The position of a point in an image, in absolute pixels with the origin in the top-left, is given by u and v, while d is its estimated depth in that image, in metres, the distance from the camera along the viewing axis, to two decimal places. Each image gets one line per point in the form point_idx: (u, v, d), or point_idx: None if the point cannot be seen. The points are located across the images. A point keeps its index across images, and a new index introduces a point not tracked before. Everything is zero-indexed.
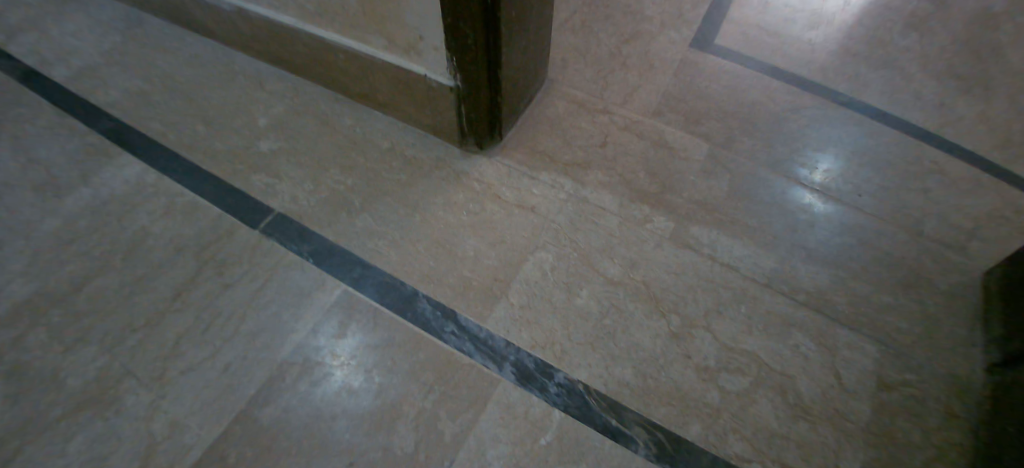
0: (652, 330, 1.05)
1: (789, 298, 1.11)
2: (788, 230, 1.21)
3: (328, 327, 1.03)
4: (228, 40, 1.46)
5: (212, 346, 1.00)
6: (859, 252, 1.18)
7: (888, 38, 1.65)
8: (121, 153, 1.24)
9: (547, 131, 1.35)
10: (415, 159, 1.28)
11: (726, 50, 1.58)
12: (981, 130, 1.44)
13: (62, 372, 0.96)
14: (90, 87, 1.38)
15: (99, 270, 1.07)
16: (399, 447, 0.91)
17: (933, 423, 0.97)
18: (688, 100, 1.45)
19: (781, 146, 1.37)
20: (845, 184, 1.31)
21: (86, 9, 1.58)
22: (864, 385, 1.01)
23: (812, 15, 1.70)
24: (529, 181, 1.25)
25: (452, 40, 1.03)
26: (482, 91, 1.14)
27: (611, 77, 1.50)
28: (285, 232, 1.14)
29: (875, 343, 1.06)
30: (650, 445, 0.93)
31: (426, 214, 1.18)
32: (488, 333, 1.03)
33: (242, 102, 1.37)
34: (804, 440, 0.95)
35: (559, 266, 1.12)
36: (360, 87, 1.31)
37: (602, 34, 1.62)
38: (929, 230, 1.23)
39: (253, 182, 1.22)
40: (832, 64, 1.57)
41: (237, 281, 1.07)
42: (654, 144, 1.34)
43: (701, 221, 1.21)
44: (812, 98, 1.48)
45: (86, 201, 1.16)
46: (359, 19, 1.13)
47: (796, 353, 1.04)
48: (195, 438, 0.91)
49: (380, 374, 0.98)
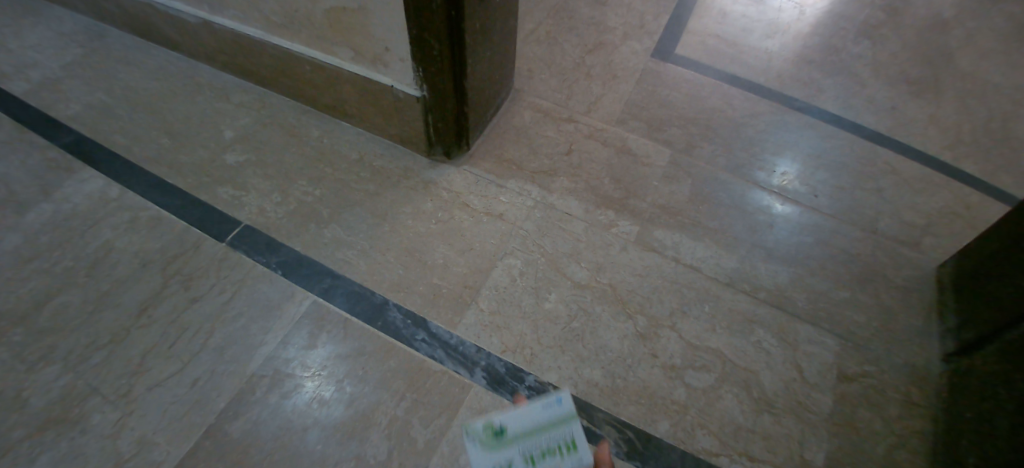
0: (619, 331, 1.08)
1: (751, 296, 1.15)
2: (748, 231, 1.25)
3: (298, 338, 1.03)
4: (193, 52, 1.45)
5: (180, 362, 0.99)
6: (815, 252, 1.23)
7: (841, 45, 1.73)
8: (82, 168, 1.23)
9: (515, 140, 1.38)
10: (383, 169, 1.29)
11: (686, 59, 1.64)
12: (932, 131, 1.52)
13: (24, 392, 0.94)
14: (50, 101, 1.36)
15: (62, 287, 1.06)
16: (373, 455, 0.92)
17: (892, 411, 1.02)
18: (652, 108, 1.50)
19: (742, 151, 1.42)
20: (802, 187, 1.36)
21: (44, 22, 1.55)
22: (825, 378, 1.05)
23: (769, 25, 1.77)
24: (497, 188, 1.27)
25: (418, 52, 1.05)
26: (449, 101, 1.16)
27: (575, 86, 1.54)
28: (253, 244, 1.15)
29: (832, 337, 1.10)
30: (620, 443, 0.96)
31: (396, 223, 1.20)
32: (458, 339, 1.05)
33: (208, 115, 1.36)
34: (769, 433, 0.99)
35: (527, 272, 1.14)
36: (328, 98, 1.32)
37: (566, 45, 1.66)
38: (881, 228, 1.29)
39: (219, 195, 1.22)
40: (788, 71, 1.64)
41: (204, 295, 1.07)
42: (619, 150, 1.38)
43: (664, 224, 1.25)
44: (769, 104, 1.54)
45: (46, 218, 1.15)
46: (324, 30, 1.14)
47: (758, 348, 1.08)
48: (164, 455, 0.90)
49: (351, 384, 0.98)
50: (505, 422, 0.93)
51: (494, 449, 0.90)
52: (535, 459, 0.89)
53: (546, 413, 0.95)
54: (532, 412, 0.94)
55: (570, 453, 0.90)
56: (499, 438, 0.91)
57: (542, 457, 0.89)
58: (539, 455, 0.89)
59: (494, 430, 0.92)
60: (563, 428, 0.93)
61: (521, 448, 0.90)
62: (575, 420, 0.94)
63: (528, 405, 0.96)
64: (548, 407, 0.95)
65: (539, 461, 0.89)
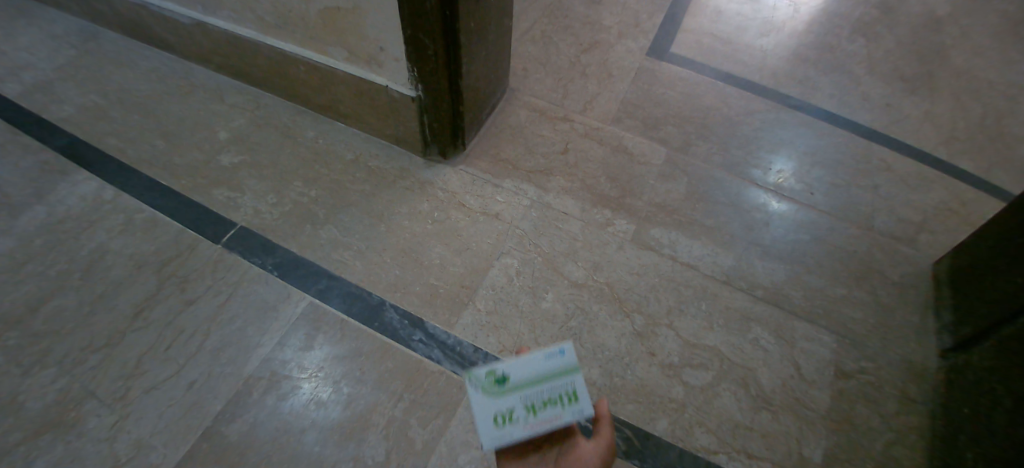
0: (617, 329, 1.08)
1: (747, 294, 1.15)
2: (744, 229, 1.25)
3: (295, 340, 1.03)
4: (187, 53, 1.45)
5: (176, 364, 0.99)
6: (811, 248, 1.23)
7: (835, 42, 1.74)
8: (76, 171, 1.22)
9: (511, 139, 1.38)
10: (379, 170, 1.29)
11: (681, 58, 1.64)
12: (928, 128, 1.52)
13: (19, 396, 0.94)
14: (43, 103, 1.35)
15: (57, 291, 1.05)
16: (371, 456, 0.92)
17: (890, 408, 1.02)
18: (647, 107, 1.50)
19: (737, 149, 1.42)
20: (798, 184, 1.36)
21: (37, 24, 1.55)
22: (822, 375, 1.05)
23: (764, 23, 1.77)
24: (493, 188, 1.27)
25: (413, 52, 1.05)
26: (445, 101, 1.16)
27: (571, 85, 1.54)
28: (249, 246, 1.14)
29: (829, 334, 1.11)
30: (619, 441, 0.96)
31: (393, 224, 1.20)
32: (456, 339, 1.05)
33: (203, 116, 1.36)
34: (767, 431, 0.99)
35: (524, 271, 1.14)
36: (323, 99, 1.32)
37: (561, 44, 1.66)
38: (877, 225, 1.29)
39: (215, 197, 1.21)
40: (783, 69, 1.64)
41: (200, 297, 1.07)
42: (615, 149, 1.38)
43: (661, 223, 1.25)
44: (764, 102, 1.54)
45: (40, 221, 1.14)
46: (318, 30, 1.14)
47: (755, 346, 1.08)
48: (161, 457, 0.90)
49: (349, 385, 0.98)
50: (506, 370, 0.78)
51: (492, 397, 0.76)
52: (536, 410, 0.75)
53: (548, 364, 0.78)
54: (534, 361, 0.79)
55: (571, 405, 0.76)
56: (499, 387, 0.77)
57: (543, 407, 0.76)
58: (540, 404, 0.76)
59: (495, 378, 0.77)
60: (566, 379, 0.77)
61: (522, 397, 0.76)
62: (579, 372, 0.78)
63: (527, 354, 0.80)
64: (550, 358, 0.79)
65: (540, 412, 0.75)
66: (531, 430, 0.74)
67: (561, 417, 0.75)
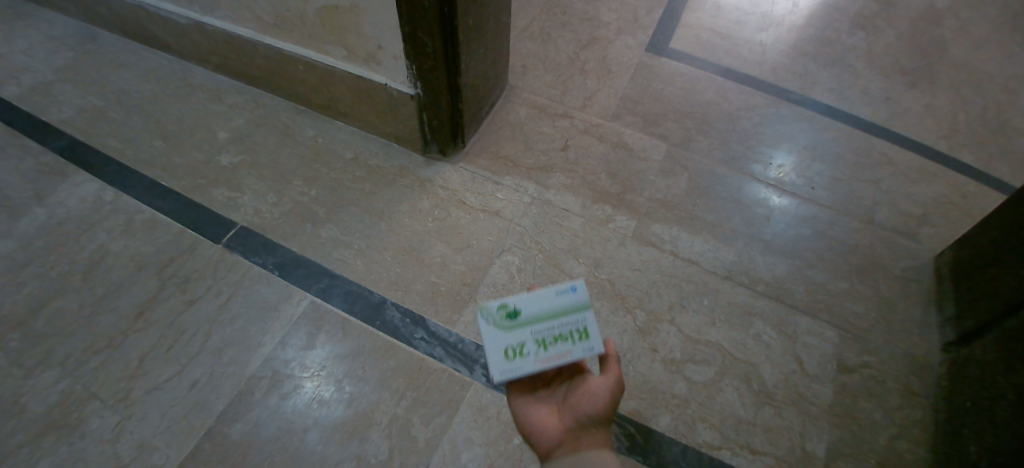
0: (619, 326, 1.08)
1: (749, 289, 1.15)
2: (745, 224, 1.25)
3: (296, 339, 1.03)
4: (185, 53, 1.45)
5: (178, 364, 0.99)
6: (813, 243, 1.23)
7: (835, 36, 1.73)
8: (76, 172, 1.22)
9: (511, 137, 1.37)
10: (378, 168, 1.28)
11: (681, 53, 1.63)
12: (928, 121, 1.52)
13: (22, 397, 0.94)
14: (41, 105, 1.35)
15: (58, 292, 1.05)
16: (374, 454, 0.92)
17: (893, 402, 1.02)
18: (647, 103, 1.49)
19: (738, 144, 1.42)
20: (799, 179, 1.36)
21: (35, 26, 1.55)
22: (824, 369, 1.05)
23: (763, 18, 1.77)
24: (493, 185, 1.27)
25: (411, 50, 1.05)
26: (444, 99, 1.16)
27: (570, 82, 1.54)
28: (250, 246, 1.14)
29: (831, 328, 1.10)
30: (621, 438, 0.96)
31: (393, 222, 1.19)
32: (458, 337, 1.05)
33: (202, 117, 1.35)
34: (770, 426, 0.99)
35: (525, 268, 1.14)
36: (321, 98, 1.31)
37: (560, 41, 1.66)
38: (878, 218, 1.29)
39: (215, 197, 1.21)
40: (782, 63, 1.64)
41: (201, 297, 1.07)
42: (615, 146, 1.38)
43: (662, 219, 1.25)
44: (764, 97, 1.54)
45: (41, 223, 1.14)
46: (316, 29, 1.14)
47: (758, 341, 1.08)
48: (165, 458, 0.90)
49: (351, 384, 0.98)
50: (519, 304, 0.80)
51: (505, 331, 0.78)
52: (547, 345, 0.78)
53: (560, 300, 0.81)
54: (547, 297, 0.80)
55: (582, 341, 0.78)
56: (511, 321, 0.79)
57: (554, 342, 0.78)
58: (551, 340, 0.78)
59: (507, 312, 0.79)
60: (577, 316, 0.80)
61: (533, 332, 0.78)
62: (590, 310, 0.80)
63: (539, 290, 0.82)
64: (562, 295, 0.81)
65: (551, 347, 0.78)
66: (542, 365, 0.76)
67: (571, 352, 0.77)
